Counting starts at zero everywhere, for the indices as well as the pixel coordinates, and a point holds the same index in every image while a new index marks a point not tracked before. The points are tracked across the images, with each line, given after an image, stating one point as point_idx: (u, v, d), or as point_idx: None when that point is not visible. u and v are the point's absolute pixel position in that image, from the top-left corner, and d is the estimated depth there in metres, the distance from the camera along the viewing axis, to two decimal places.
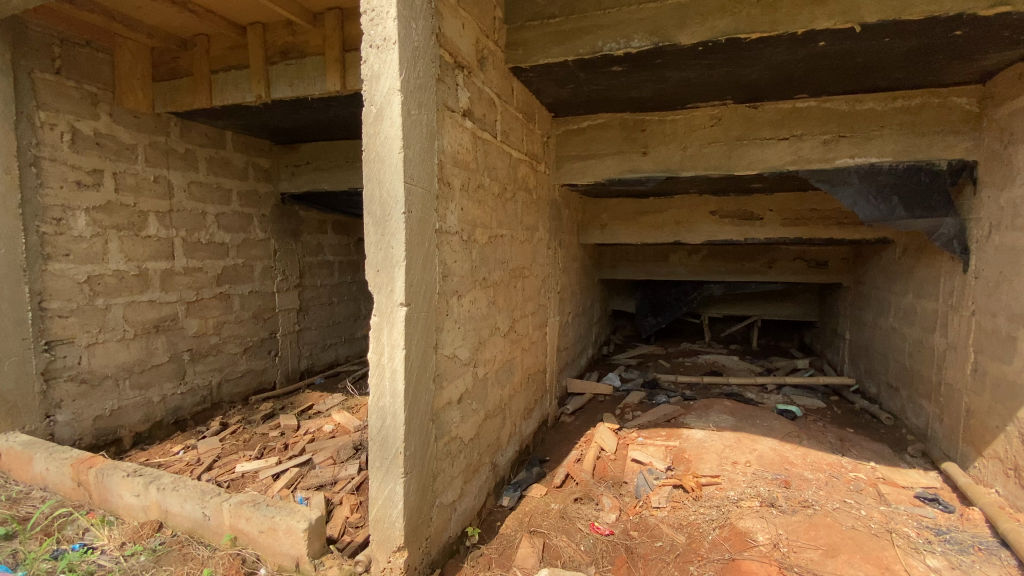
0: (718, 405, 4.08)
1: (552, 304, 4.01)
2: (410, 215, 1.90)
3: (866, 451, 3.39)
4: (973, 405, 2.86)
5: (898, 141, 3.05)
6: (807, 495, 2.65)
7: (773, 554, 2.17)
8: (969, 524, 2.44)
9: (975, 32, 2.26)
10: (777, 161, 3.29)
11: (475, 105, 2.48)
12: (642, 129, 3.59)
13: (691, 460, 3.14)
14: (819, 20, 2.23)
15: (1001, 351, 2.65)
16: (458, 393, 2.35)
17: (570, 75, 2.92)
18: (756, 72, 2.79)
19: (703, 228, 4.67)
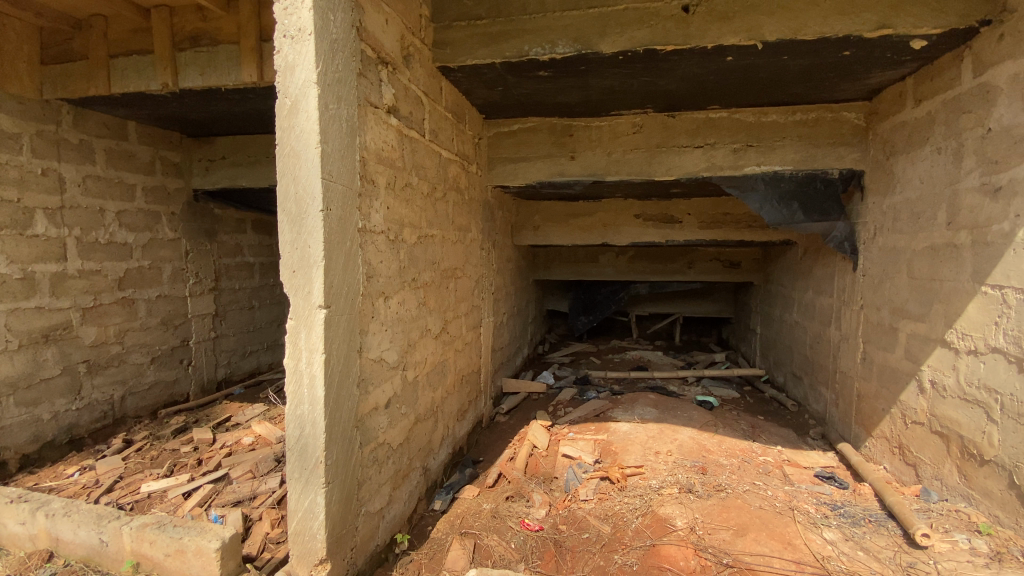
0: (644, 398, 4.27)
1: (486, 304, 4.01)
2: (329, 214, 1.83)
3: (774, 436, 3.68)
4: (862, 390, 3.18)
5: (797, 151, 3.33)
6: (722, 480, 2.83)
7: (689, 537, 2.30)
8: (861, 498, 2.69)
9: (859, 53, 2.51)
10: (693, 168, 3.50)
11: (400, 102, 2.43)
12: (570, 133, 3.68)
13: (618, 452, 3.26)
14: (726, 36, 2.40)
15: (884, 341, 2.96)
16: (385, 398, 2.29)
17: (499, 77, 2.94)
18: (673, 83, 2.94)
19: (629, 230, 4.88)
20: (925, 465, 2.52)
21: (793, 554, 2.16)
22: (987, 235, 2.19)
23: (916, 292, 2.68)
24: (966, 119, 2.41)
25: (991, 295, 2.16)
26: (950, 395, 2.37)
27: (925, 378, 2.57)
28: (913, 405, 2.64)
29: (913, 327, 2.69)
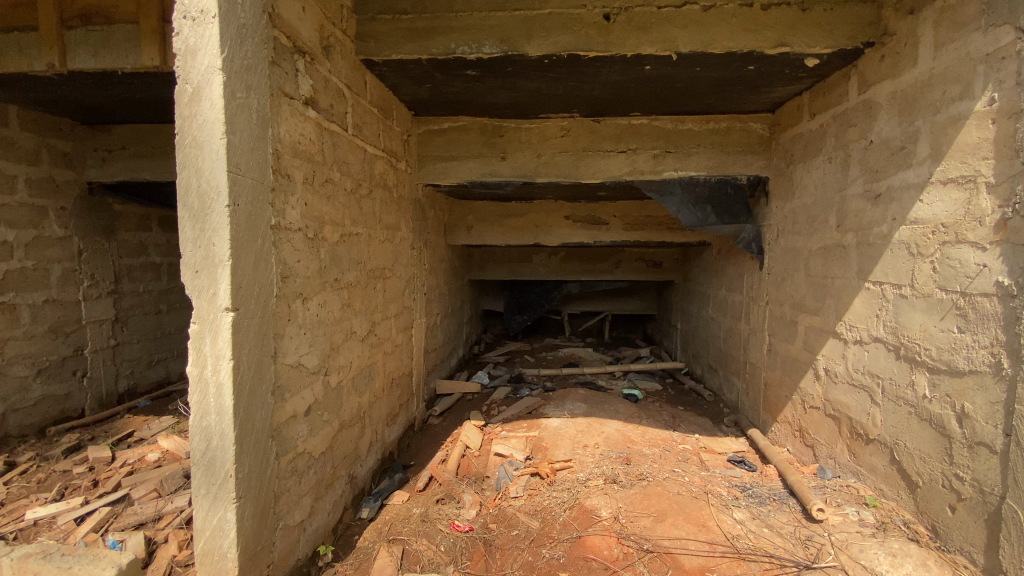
0: (574, 393, 4.38)
1: (418, 305, 3.94)
2: (237, 210, 1.72)
3: (693, 425, 3.90)
4: (768, 379, 3.45)
5: (710, 158, 3.56)
6: (644, 469, 2.96)
7: (613, 526, 2.38)
8: (767, 479, 2.91)
9: (763, 68, 2.71)
10: (617, 171, 3.63)
11: (320, 94, 2.32)
12: (500, 134, 3.69)
13: (548, 448, 3.32)
14: (644, 45, 2.51)
15: (786, 333, 3.23)
16: (305, 405, 2.18)
17: (426, 73, 2.89)
18: (597, 88, 3.03)
19: (559, 231, 4.98)
20: (821, 446, 2.76)
21: (707, 535, 2.28)
22: (869, 236, 2.44)
23: (813, 288, 2.94)
24: (852, 132, 2.66)
25: (873, 290, 2.40)
26: (841, 381, 2.62)
27: (820, 366, 2.81)
28: (811, 391, 2.90)
29: (810, 320, 2.95)
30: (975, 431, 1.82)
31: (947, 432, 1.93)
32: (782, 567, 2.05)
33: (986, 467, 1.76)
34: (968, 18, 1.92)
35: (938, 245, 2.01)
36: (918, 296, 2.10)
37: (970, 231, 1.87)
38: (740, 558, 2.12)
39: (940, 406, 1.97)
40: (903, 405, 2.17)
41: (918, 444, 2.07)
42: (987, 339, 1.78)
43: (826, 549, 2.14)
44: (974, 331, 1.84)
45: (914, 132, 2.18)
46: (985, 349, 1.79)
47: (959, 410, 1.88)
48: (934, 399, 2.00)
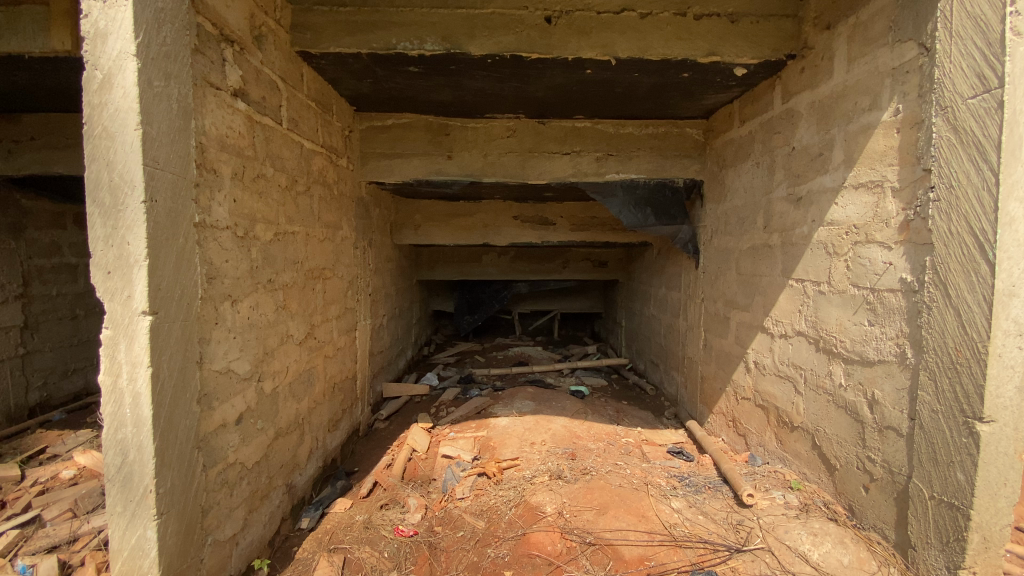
0: (522, 392, 4.41)
1: (362, 306, 3.84)
2: (155, 206, 1.61)
3: (636, 419, 4.03)
4: (705, 372, 3.62)
5: (650, 162, 3.70)
6: (588, 463, 3.02)
7: (557, 522, 2.41)
8: (703, 468, 3.04)
9: (697, 76, 2.84)
10: (561, 173, 3.69)
11: (250, 86, 2.21)
12: (446, 133, 3.66)
13: (495, 447, 3.32)
14: (584, 49, 2.56)
15: (720, 329, 3.40)
16: (236, 413, 2.07)
17: (366, 68, 2.82)
18: (540, 90, 3.07)
19: (507, 231, 5.00)
20: (752, 434, 2.92)
21: (646, 525, 2.36)
22: (792, 237, 2.60)
23: (743, 286, 3.10)
24: (777, 138, 2.83)
25: (796, 288, 2.56)
26: (768, 373, 2.78)
27: (750, 360, 2.98)
28: (742, 382, 3.06)
29: (741, 316, 3.12)
30: (884, 417, 1.95)
31: (861, 418, 2.07)
32: (715, 552, 2.14)
33: (894, 449, 1.90)
34: (877, 34, 2.06)
35: (851, 245, 2.15)
36: (835, 292, 2.25)
37: (879, 233, 2.00)
38: (678, 546, 2.20)
39: (854, 394, 2.12)
40: (823, 394, 2.32)
41: (836, 430, 2.23)
42: (894, 331, 1.91)
43: (754, 532, 2.24)
44: (881, 323, 1.98)
45: (831, 140, 2.33)
46: (892, 340, 1.92)
47: (871, 397, 2.02)
48: (849, 388, 2.15)
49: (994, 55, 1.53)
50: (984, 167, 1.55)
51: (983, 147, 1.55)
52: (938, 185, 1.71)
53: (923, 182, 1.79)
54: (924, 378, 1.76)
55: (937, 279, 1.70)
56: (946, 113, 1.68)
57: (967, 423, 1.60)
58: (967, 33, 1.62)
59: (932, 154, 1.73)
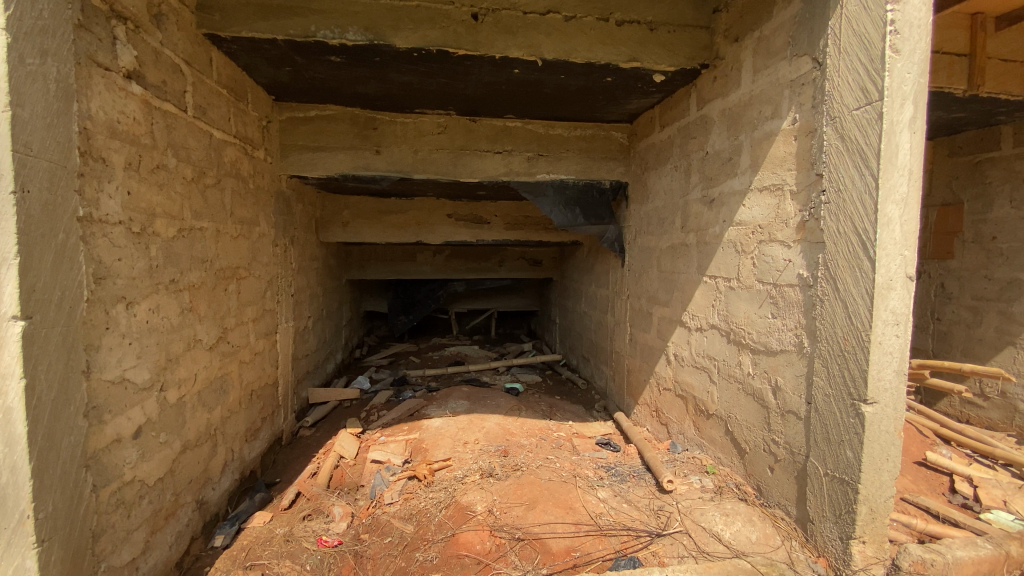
0: (456, 392, 4.37)
1: (284, 307, 3.64)
2: (26, 198, 1.42)
3: (568, 414, 4.13)
4: (632, 366, 3.77)
5: (579, 163, 3.81)
6: (519, 460, 3.04)
7: (487, 520, 2.40)
8: (629, 457, 3.16)
9: (620, 80, 2.94)
10: (493, 171, 3.70)
11: (148, 68, 2.03)
12: (373, 127, 3.54)
13: (427, 449, 3.27)
14: (510, 48, 2.57)
15: (644, 324, 3.55)
16: (133, 426, 1.89)
17: (284, 56, 2.67)
18: (469, 87, 3.04)
19: (440, 229, 4.94)
20: (673, 423, 3.07)
21: (572, 517, 2.40)
22: (706, 236, 2.76)
23: (664, 283, 3.26)
24: (692, 143, 2.98)
25: (709, 284, 2.72)
26: (686, 364, 2.94)
27: (671, 352, 3.13)
28: (664, 374, 3.22)
29: (662, 311, 3.27)
30: (786, 402, 2.11)
31: (766, 404, 2.23)
32: (637, 538, 2.22)
33: (795, 431, 2.06)
34: (778, 48, 2.23)
35: (756, 244, 2.32)
36: (743, 287, 2.41)
37: (780, 232, 2.16)
38: (603, 535, 2.26)
39: (760, 381, 2.28)
40: (734, 383, 2.48)
41: (746, 416, 2.39)
42: (793, 323, 2.08)
43: (674, 516, 2.34)
44: (783, 316, 2.15)
45: (739, 145, 2.49)
46: (791, 331, 2.09)
47: (775, 383, 2.18)
48: (756, 376, 2.31)
49: (875, 71, 1.67)
50: (866, 172, 1.71)
51: (864, 154, 1.71)
52: (828, 189, 1.87)
53: (817, 186, 1.95)
54: (819, 365, 1.93)
55: (829, 275, 1.87)
56: (836, 123, 1.83)
57: (855, 405, 1.75)
58: (853, 50, 1.76)
59: (824, 160, 1.89)
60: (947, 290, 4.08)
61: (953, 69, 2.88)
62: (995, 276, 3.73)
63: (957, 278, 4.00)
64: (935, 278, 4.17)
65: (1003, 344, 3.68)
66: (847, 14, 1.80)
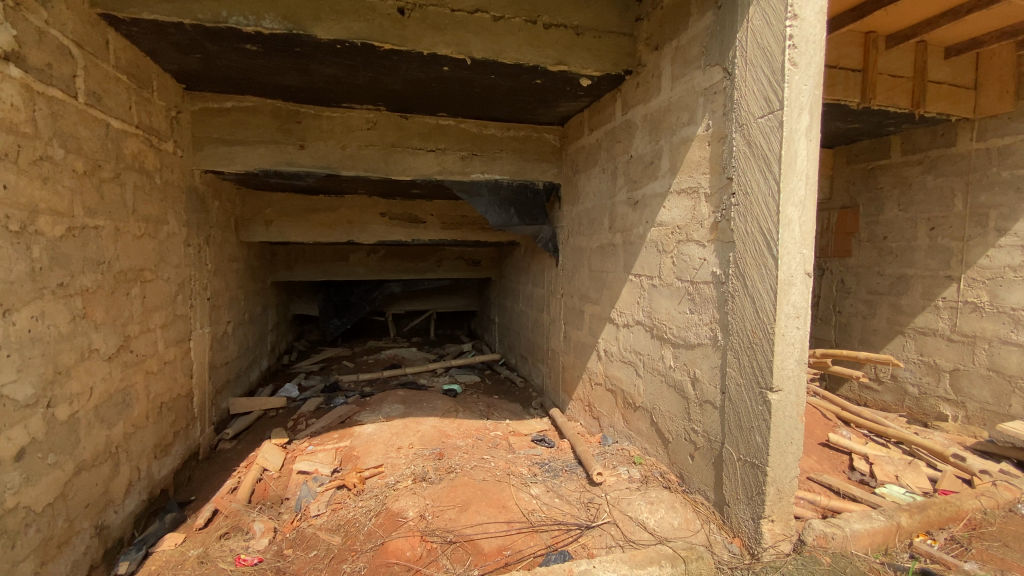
0: (391, 396, 4.26)
1: (199, 311, 3.39)
2: None
3: (505, 413, 4.15)
4: (566, 363, 3.85)
5: (512, 163, 3.83)
6: (454, 461, 3.01)
7: (418, 525, 2.36)
8: (563, 452, 3.22)
9: (549, 82, 2.98)
10: (426, 169, 3.64)
11: (29, 49, 1.82)
12: (297, 121, 3.38)
13: (358, 456, 3.16)
14: (438, 45, 2.53)
15: (577, 321, 3.64)
16: (14, 448, 1.69)
17: (193, 42, 2.48)
18: (398, 83, 2.97)
19: (373, 229, 4.79)
20: (604, 416, 3.18)
21: (505, 515, 2.41)
22: (632, 236, 2.87)
23: (594, 281, 3.35)
24: (619, 146, 3.08)
25: (635, 281, 2.83)
26: (615, 360, 3.04)
27: (601, 348, 3.23)
28: (595, 369, 3.31)
29: (594, 309, 3.36)
30: (704, 392, 2.23)
31: (686, 395, 2.35)
32: (567, 532, 2.26)
33: (711, 420, 2.18)
34: (693, 57, 2.34)
35: (675, 243, 2.43)
36: (664, 285, 2.52)
37: (696, 232, 2.28)
38: (534, 531, 2.28)
39: (681, 374, 2.39)
40: (657, 376, 2.59)
41: (668, 407, 2.50)
42: (708, 318, 2.20)
43: (603, 507, 2.41)
44: (699, 311, 2.26)
45: (660, 149, 2.60)
46: (707, 325, 2.21)
47: (693, 375, 2.30)
48: (677, 368, 2.42)
49: (776, 82, 1.80)
50: (768, 176, 1.83)
51: (767, 159, 1.83)
52: (737, 192, 1.99)
53: (727, 189, 2.07)
54: (731, 357, 2.05)
55: (738, 272, 1.99)
56: (744, 130, 1.95)
57: (762, 393, 1.87)
58: (757, 62, 1.89)
59: (733, 165, 2.01)
60: (846, 285, 4.48)
61: (847, 84, 3.16)
62: (886, 272, 4.14)
63: (854, 274, 4.41)
64: (837, 274, 4.58)
65: (893, 334, 4.08)
66: (752, 28, 1.92)
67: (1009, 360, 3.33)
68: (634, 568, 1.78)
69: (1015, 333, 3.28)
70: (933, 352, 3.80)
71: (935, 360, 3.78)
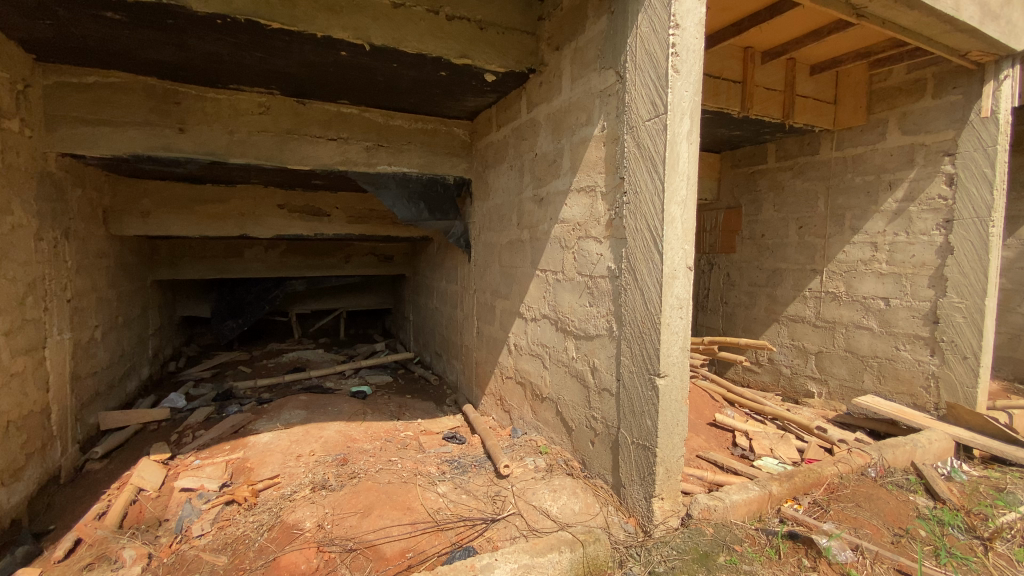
0: (293, 401, 4.02)
1: (56, 315, 2.97)
2: None
3: (417, 412, 4.07)
4: (479, 358, 3.86)
5: (420, 156, 3.75)
6: (358, 466, 2.90)
7: (315, 536, 2.24)
8: (473, 447, 3.23)
9: (454, 75, 2.94)
10: (327, 159, 3.46)
11: None
12: (177, 101, 3.06)
13: (252, 468, 2.93)
14: (333, 29, 2.40)
15: (489, 316, 3.65)
16: None
17: (37, 5, 2.14)
18: (291, 66, 2.78)
19: (271, 222, 4.47)
20: (514, 409, 3.23)
21: (409, 517, 2.36)
22: (537, 232, 2.92)
23: (505, 276, 3.38)
24: (524, 143, 3.13)
25: (540, 276, 2.89)
26: (524, 353, 3.09)
27: (511, 343, 3.27)
28: (506, 363, 3.35)
29: (504, 304, 3.39)
30: (602, 380, 2.33)
31: (587, 384, 2.44)
32: (472, 527, 2.26)
33: (609, 407, 2.28)
34: (590, 59, 2.43)
35: (576, 239, 2.51)
36: (567, 279, 2.60)
37: (594, 229, 2.37)
38: (439, 530, 2.25)
39: (582, 364, 2.48)
40: (561, 367, 2.67)
41: (571, 397, 2.59)
42: (605, 310, 2.30)
43: (509, 499, 2.44)
44: (597, 303, 2.36)
45: (561, 148, 2.67)
46: (604, 316, 2.31)
47: (593, 364, 2.39)
48: (579, 359, 2.51)
49: (661, 87, 1.90)
50: (654, 175, 1.94)
51: (653, 160, 1.95)
52: (629, 191, 2.09)
53: (620, 188, 2.17)
54: (625, 346, 2.15)
55: (630, 266, 2.10)
56: (634, 132, 2.05)
57: (651, 380, 1.99)
58: (645, 67, 1.99)
59: (625, 165, 2.11)
60: (732, 278, 4.91)
61: (730, 93, 3.45)
62: (764, 266, 4.59)
63: (738, 268, 4.84)
64: (724, 269, 5.00)
65: (770, 322, 4.54)
66: (640, 34, 2.02)
67: (861, 342, 3.83)
68: (535, 557, 1.81)
69: (866, 318, 3.78)
70: (802, 336, 4.27)
71: (804, 344, 4.26)
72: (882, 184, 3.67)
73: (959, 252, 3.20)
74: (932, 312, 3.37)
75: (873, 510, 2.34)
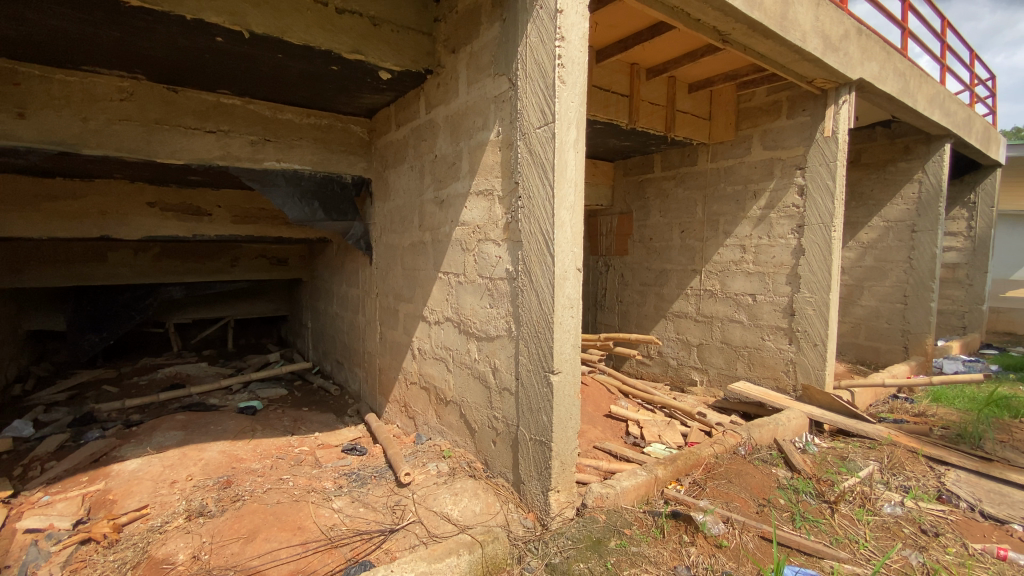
0: (168, 422, 3.62)
1: None
2: None
3: (315, 425, 3.86)
4: (381, 364, 3.75)
5: (313, 153, 3.56)
6: (243, 489, 2.67)
7: (190, 569, 2.03)
8: (374, 458, 3.12)
9: (346, 71, 2.83)
10: (204, 153, 3.16)
11: None
12: (12, 80, 2.61)
13: (114, 501, 2.58)
14: (206, 12, 2.20)
15: (391, 321, 3.56)
16: None
17: None
18: (156, 49, 2.51)
19: (139, 221, 3.99)
20: (418, 414, 3.18)
21: (300, 537, 2.22)
22: (439, 234, 2.90)
23: (407, 279, 3.32)
24: (423, 144, 3.09)
25: (443, 279, 2.87)
26: (428, 357, 3.06)
27: (415, 347, 3.21)
28: (409, 368, 3.29)
29: (407, 308, 3.32)
30: (502, 380, 2.37)
31: (488, 384, 2.47)
32: (369, 541, 2.18)
33: (509, 406, 2.33)
34: (484, 64, 2.46)
35: (475, 242, 2.53)
36: (468, 282, 2.61)
37: (492, 232, 2.41)
38: (333, 547, 2.15)
39: (483, 365, 2.51)
40: (464, 369, 2.67)
41: (474, 398, 2.61)
42: (504, 311, 2.34)
43: (409, 508, 2.40)
44: (497, 304, 2.39)
45: (459, 151, 2.68)
46: (503, 318, 2.35)
47: (494, 365, 2.42)
48: (480, 360, 2.53)
49: (549, 96, 1.98)
50: (545, 180, 2.02)
51: (544, 166, 2.02)
52: (523, 195, 2.15)
53: (515, 192, 2.22)
54: (523, 346, 2.21)
55: (525, 268, 2.15)
56: (526, 139, 2.12)
57: (546, 377, 2.06)
58: (535, 76, 2.06)
59: (519, 171, 2.17)
60: (625, 279, 5.24)
61: (618, 106, 3.67)
62: (652, 267, 4.94)
63: (631, 270, 5.18)
64: (618, 270, 5.32)
65: (658, 318, 4.91)
66: (530, 43, 2.08)
67: (734, 334, 4.26)
68: (432, 563, 1.80)
69: (737, 313, 4.22)
70: (685, 331, 4.67)
71: (687, 337, 4.66)
72: (749, 193, 4.11)
73: (809, 253, 3.69)
74: (789, 305, 3.85)
75: (741, 484, 2.63)
